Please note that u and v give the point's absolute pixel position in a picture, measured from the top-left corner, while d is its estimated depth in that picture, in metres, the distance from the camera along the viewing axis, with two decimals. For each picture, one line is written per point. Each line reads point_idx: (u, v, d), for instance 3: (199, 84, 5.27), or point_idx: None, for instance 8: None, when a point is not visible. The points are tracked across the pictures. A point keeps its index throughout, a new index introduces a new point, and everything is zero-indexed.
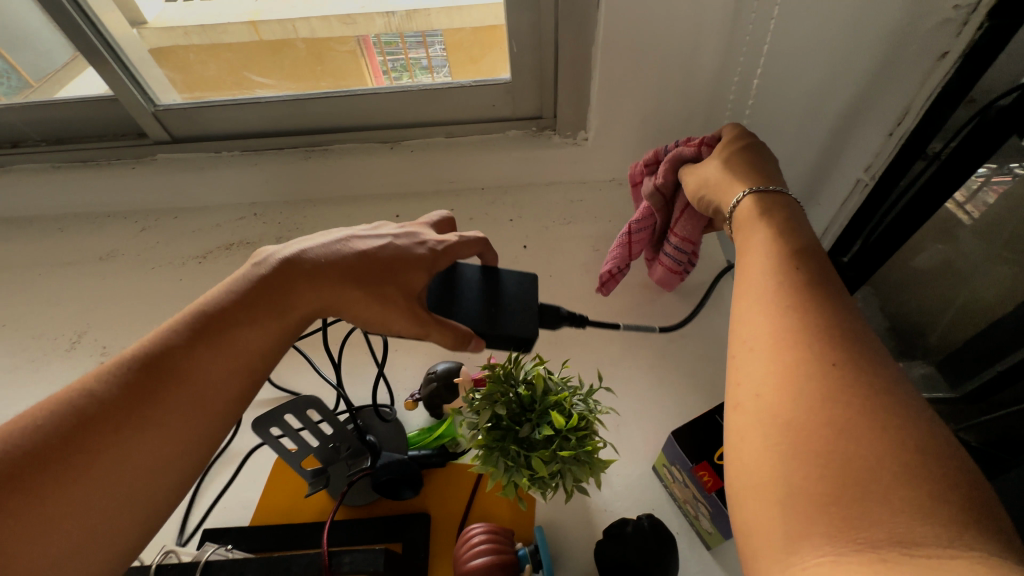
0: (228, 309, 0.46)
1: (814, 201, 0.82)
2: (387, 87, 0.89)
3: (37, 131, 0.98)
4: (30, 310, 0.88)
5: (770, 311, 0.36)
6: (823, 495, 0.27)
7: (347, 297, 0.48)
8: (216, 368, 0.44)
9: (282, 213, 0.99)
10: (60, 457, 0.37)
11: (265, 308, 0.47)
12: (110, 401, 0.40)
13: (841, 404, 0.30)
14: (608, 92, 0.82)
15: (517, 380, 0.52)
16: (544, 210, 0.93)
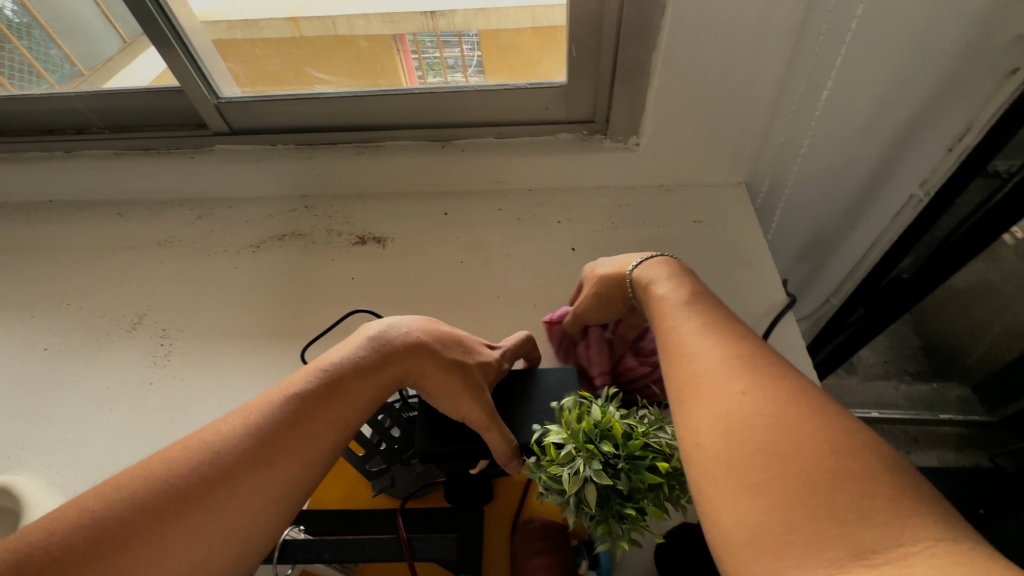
0: (347, 367, 0.52)
1: (863, 217, 0.95)
2: (421, 87, 0.91)
3: (102, 118, 1.02)
4: (94, 291, 0.91)
5: (715, 370, 0.44)
6: (783, 531, 0.33)
7: (427, 371, 0.54)
8: (327, 419, 0.49)
9: (332, 205, 1.01)
10: (190, 489, 0.42)
11: (379, 369, 0.53)
12: (238, 443, 0.45)
13: (772, 437, 0.37)
14: (665, 98, 0.82)
15: (597, 437, 0.46)
16: (592, 214, 0.94)
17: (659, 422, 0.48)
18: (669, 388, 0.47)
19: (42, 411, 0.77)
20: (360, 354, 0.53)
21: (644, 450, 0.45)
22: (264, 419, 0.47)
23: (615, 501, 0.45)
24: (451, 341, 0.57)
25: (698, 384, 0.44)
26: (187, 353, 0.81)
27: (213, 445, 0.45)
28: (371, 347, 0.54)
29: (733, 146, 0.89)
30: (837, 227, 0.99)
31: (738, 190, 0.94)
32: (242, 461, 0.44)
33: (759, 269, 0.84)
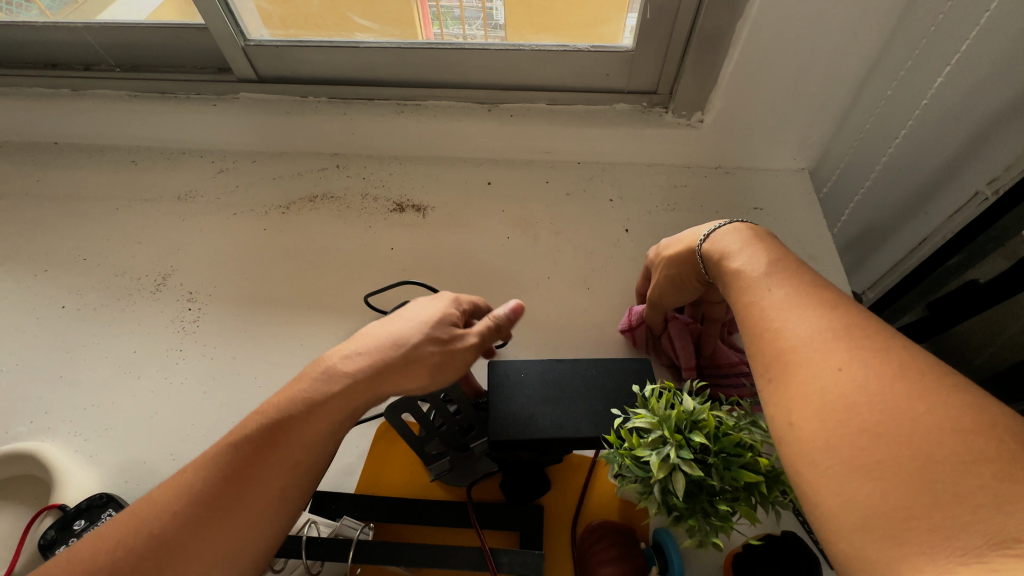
0: (273, 422, 0.45)
1: (919, 214, 0.84)
2: (432, 42, 0.84)
3: (113, 55, 0.93)
4: (111, 246, 0.85)
5: (846, 351, 0.35)
6: (899, 513, 0.29)
7: (396, 380, 0.48)
8: (247, 515, 0.42)
9: (366, 166, 0.94)
10: None
11: (328, 403, 0.46)
12: (140, 551, 0.40)
13: (898, 428, 0.31)
14: (743, 73, 0.75)
15: (688, 426, 0.42)
16: (646, 192, 0.89)
17: (749, 419, 0.44)
18: (788, 382, 0.36)
19: (64, 374, 0.73)
20: (308, 394, 0.46)
21: (741, 446, 0.41)
22: (210, 488, 0.42)
23: (703, 498, 0.41)
24: (407, 331, 0.49)
25: (790, 362, 0.37)
26: (217, 320, 0.76)
27: (161, 522, 0.41)
28: (292, 399, 0.46)
29: (803, 129, 0.83)
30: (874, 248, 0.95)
31: (801, 175, 0.90)
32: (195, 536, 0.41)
33: (821, 263, 0.80)
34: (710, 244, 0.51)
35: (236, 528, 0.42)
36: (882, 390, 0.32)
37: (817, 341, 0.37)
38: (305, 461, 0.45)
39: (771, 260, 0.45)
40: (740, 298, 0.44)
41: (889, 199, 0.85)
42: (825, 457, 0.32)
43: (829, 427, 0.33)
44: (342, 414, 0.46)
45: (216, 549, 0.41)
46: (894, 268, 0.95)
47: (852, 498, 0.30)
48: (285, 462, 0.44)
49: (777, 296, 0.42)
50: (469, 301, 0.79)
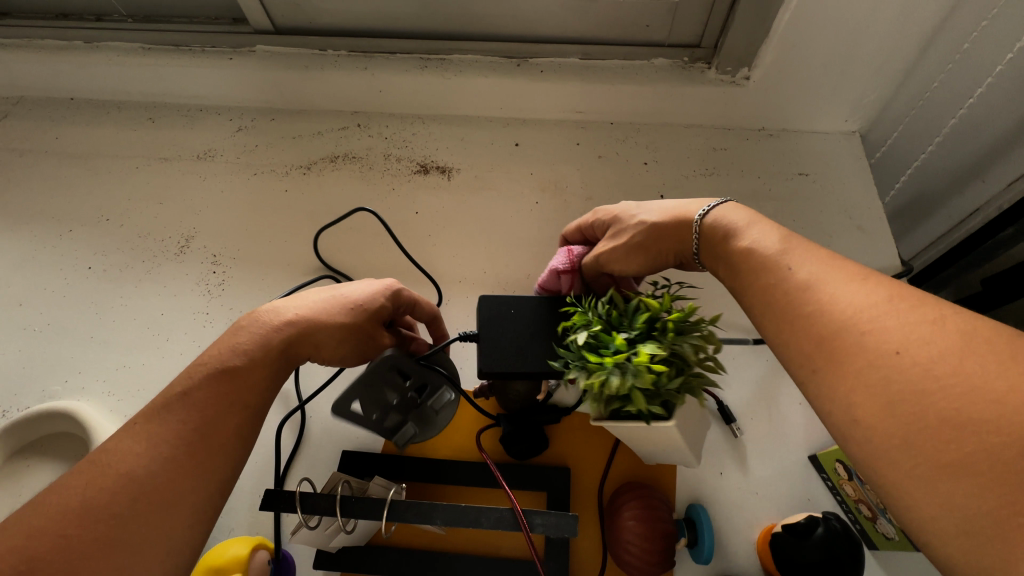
0: (191, 411, 0.41)
1: (979, 179, 0.77)
2: None
3: (125, 5, 0.89)
4: (133, 206, 0.84)
5: (901, 329, 0.30)
6: (1003, 506, 0.24)
7: (304, 338, 0.47)
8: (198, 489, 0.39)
9: (387, 125, 0.90)
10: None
11: (258, 354, 0.45)
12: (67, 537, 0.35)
13: (988, 412, 0.26)
14: (798, 25, 0.69)
15: (587, 311, 0.45)
16: (683, 155, 0.84)
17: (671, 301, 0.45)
18: (841, 368, 0.31)
19: (94, 335, 0.73)
20: (240, 342, 0.45)
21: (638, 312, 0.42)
22: (113, 493, 0.37)
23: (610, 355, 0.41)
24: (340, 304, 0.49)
25: (831, 350, 0.32)
26: (242, 283, 0.76)
27: (45, 540, 0.35)
28: (208, 373, 0.43)
29: (860, 87, 0.77)
30: (926, 219, 0.89)
31: (851, 139, 0.84)
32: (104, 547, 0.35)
33: (872, 234, 0.75)
34: (711, 221, 0.45)
35: (154, 531, 0.37)
36: (964, 366, 0.27)
37: (858, 318, 0.31)
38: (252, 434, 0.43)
39: (787, 240, 0.39)
40: (755, 282, 0.38)
41: (949, 166, 0.79)
42: (907, 456, 0.27)
43: (906, 420, 0.28)
44: (264, 375, 0.44)
45: (135, 553, 0.36)
46: (935, 242, 0.91)
47: (944, 495, 0.26)
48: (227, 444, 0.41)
49: (803, 275, 0.36)
50: (497, 268, 0.77)
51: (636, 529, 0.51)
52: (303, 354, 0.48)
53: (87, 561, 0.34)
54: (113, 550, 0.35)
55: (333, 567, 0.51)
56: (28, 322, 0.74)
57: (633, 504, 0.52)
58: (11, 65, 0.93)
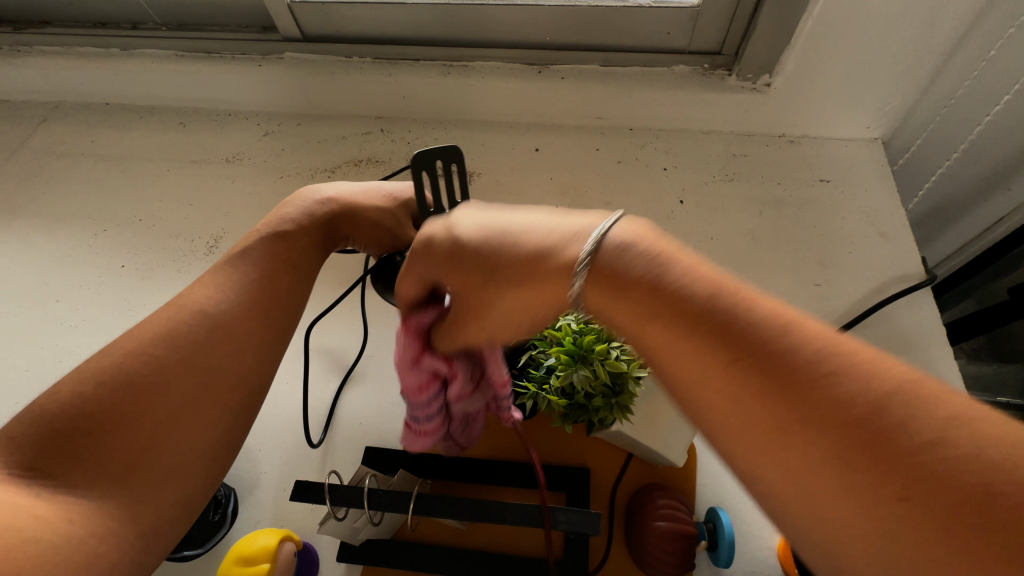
0: (237, 317, 0.46)
1: (1005, 187, 0.77)
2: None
3: (162, 14, 0.94)
4: (165, 207, 0.87)
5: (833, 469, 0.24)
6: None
7: (342, 221, 0.54)
8: (244, 351, 0.45)
9: (410, 130, 0.92)
10: (101, 413, 0.39)
11: (296, 231, 0.52)
12: (150, 365, 0.41)
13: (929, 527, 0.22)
14: (819, 32, 0.69)
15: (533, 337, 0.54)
16: (702, 161, 0.84)
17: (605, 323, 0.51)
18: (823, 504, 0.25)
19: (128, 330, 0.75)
20: (294, 211, 0.53)
21: (557, 344, 0.51)
22: (186, 317, 0.44)
23: (538, 384, 0.52)
24: (381, 194, 0.55)
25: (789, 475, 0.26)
26: None
27: (129, 365, 0.41)
28: (264, 237, 0.51)
29: (882, 94, 0.76)
30: (950, 227, 0.88)
31: (873, 145, 0.83)
32: (144, 403, 0.40)
33: (895, 240, 0.75)
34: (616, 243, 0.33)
35: (191, 386, 0.42)
36: None
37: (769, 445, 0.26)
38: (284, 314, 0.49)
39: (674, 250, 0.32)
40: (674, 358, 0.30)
41: (974, 174, 0.78)
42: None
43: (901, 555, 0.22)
44: (302, 251, 0.52)
45: (186, 402, 0.41)
46: (959, 250, 0.89)
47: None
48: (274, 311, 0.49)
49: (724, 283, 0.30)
50: None
51: (660, 532, 0.51)
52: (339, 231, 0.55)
53: (130, 418, 0.39)
54: (151, 406, 0.40)
55: (357, 559, 0.52)
56: (64, 317, 0.77)
57: (654, 508, 0.52)
58: (52, 72, 0.98)
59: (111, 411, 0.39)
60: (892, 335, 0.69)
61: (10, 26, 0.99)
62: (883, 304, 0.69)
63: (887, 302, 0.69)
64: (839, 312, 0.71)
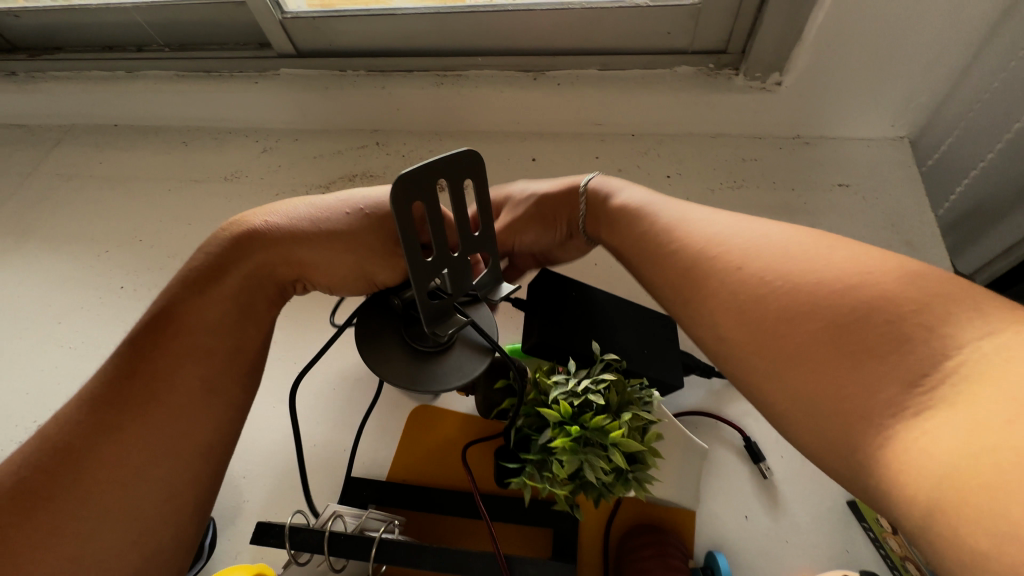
0: (181, 359, 0.39)
1: None
2: (465, 7, 0.78)
3: (163, 36, 0.95)
4: (164, 227, 0.88)
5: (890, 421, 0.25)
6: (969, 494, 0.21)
7: (294, 257, 0.44)
8: (194, 393, 0.38)
9: (405, 143, 0.90)
10: (41, 487, 0.33)
11: (218, 282, 0.42)
12: (80, 425, 0.35)
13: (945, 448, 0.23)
14: (831, 25, 0.64)
15: (520, 411, 0.50)
16: (708, 166, 0.79)
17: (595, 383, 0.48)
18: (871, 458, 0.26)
19: None
20: (221, 252, 0.43)
21: (551, 417, 0.47)
22: (108, 373, 0.38)
23: (538, 470, 0.47)
24: (350, 207, 0.45)
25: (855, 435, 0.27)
26: None
27: (63, 436, 0.35)
28: (151, 318, 0.40)
29: (906, 90, 0.70)
30: (988, 233, 0.80)
31: (898, 145, 0.76)
32: (79, 477, 0.33)
33: (922, 250, 0.68)
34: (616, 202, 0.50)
35: (134, 455, 0.35)
36: None
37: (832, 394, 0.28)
38: (239, 353, 0.41)
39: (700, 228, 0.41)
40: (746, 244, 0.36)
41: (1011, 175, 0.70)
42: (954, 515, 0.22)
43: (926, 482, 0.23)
44: (232, 302, 0.42)
45: (134, 467, 0.35)
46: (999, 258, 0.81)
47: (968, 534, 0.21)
48: (233, 345, 0.41)
49: None
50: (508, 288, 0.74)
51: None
52: (290, 271, 0.44)
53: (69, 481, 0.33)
54: (94, 480, 0.33)
55: None
56: (64, 339, 0.78)
57: (648, 553, 0.48)
58: (62, 96, 1.00)
59: (46, 486, 0.33)
60: None
61: (25, 53, 1.03)
62: None
63: None
64: None
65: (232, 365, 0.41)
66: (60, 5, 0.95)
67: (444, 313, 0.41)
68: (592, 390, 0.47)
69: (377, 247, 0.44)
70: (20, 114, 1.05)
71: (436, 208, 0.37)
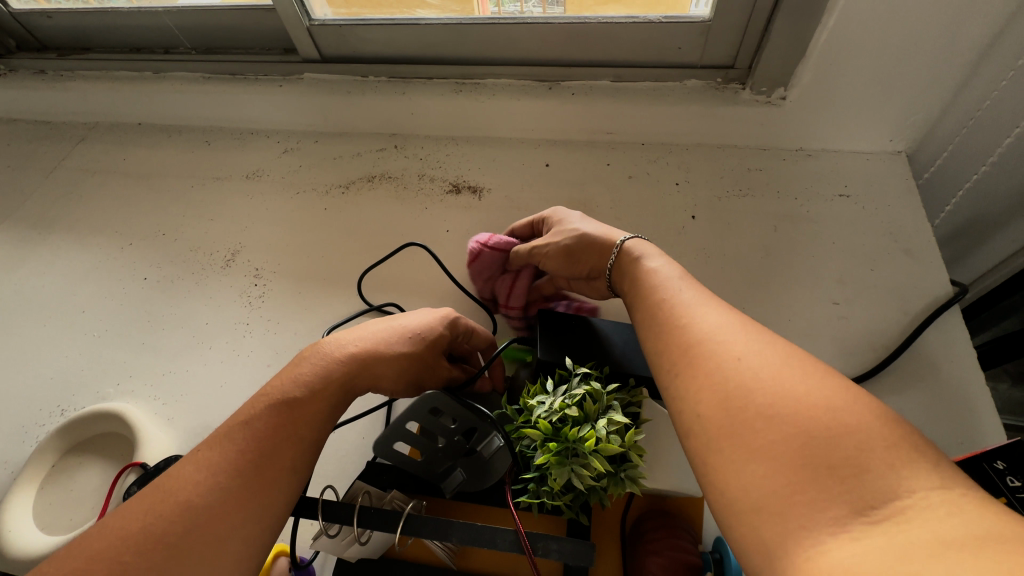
0: (273, 437, 0.44)
1: None
2: (484, 19, 0.82)
3: (191, 39, 0.99)
4: (188, 222, 0.90)
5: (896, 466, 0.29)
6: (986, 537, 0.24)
7: (374, 373, 0.50)
8: (278, 470, 0.43)
9: (422, 146, 0.94)
10: (144, 547, 0.38)
11: (321, 382, 0.47)
12: (187, 491, 0.41)
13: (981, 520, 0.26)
14: (834, 44, 0.68)
15: (513, 428, 0.52)
16: (715, 175, 0.83)
17: (572, 391, 0.49)
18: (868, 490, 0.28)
19: (146, 341, 0.78)
20: (306, 372, 0.48)
21: (533, 431, 0.49)
22: (215, 447, 0.43)
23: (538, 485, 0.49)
24: (412, 333, 0.52)
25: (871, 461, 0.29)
26: (280, 298, 0.80)
27: (172, 496, 0.40)
28: (268, 404, 0.46)
29: (903, 108, 0.74)
30: (981, 245, 0.84)
31: (896, 159, 0.80)
32: (178, 538, 0.38)
33: (920, 259, 0.71)
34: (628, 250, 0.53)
35: (223, 522, 0.40)
36: None
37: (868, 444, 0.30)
38: (316, 435, 0.46)
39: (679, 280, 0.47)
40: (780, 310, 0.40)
41: (1003, 190, 0.74)
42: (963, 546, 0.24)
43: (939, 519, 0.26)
44: (319, 402, 0.47)
45: (219, 532, 0.39)
46: (993, 270, 0.85)
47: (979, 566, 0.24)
48: (314, 430, 0.46)
49: None
50: None
51: (662, 563, 0.49)
52: (365, 385, 0.50)
53: (183, 534, 0.39)
54: (190, 543, 0.38)
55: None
56: (87, 328, 0.80)
57: (666, 536, 0.51)
58: (89, 93, 1.03)
59: (149, 548, 0.38)
60: (919, 360, 0.65)
61: (54, 52, 1.06)
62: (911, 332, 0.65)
63: (916, 328, 0.66)
64: (860, 333, 0.68)
65: (311, 449, 0.46)
66: (92, 6, 0.99)
67: (451, 483, 0.53)
68: (568, 404, 0.48)
69: (432, 363, 0.53)
70: (47, 111, 1.08)
71: (408, 433, 0.51)
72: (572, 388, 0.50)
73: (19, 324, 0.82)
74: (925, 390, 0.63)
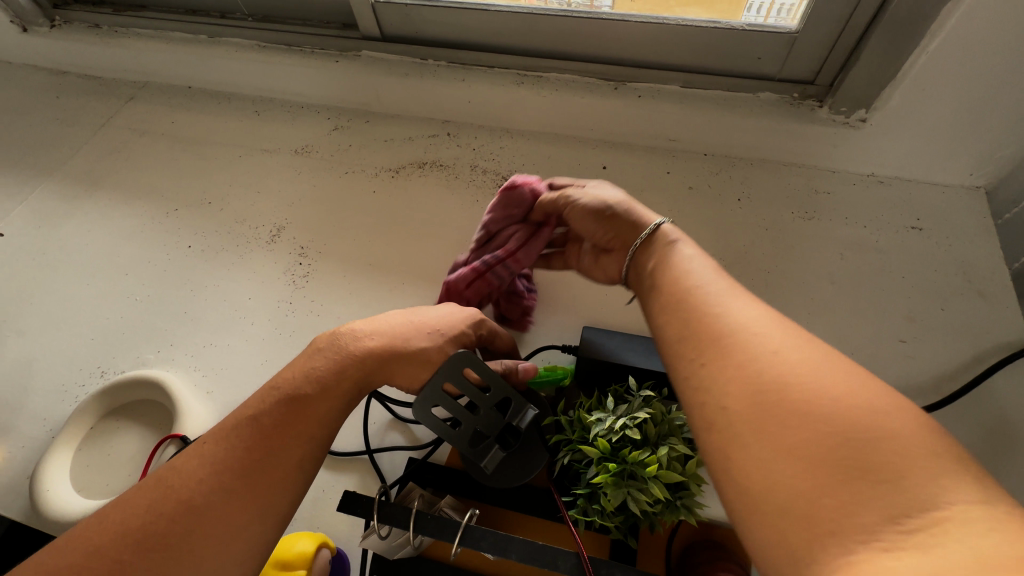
0: (281, 434, 0.43)
1: None
2: (556, 11, 0.79)
3: (250, 6, 0.97)
4: (235, 192, 0.89)
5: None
6: None
7: (392, 368, 0.47)
8: (284, 468, 0.42)
9: (476, 136, 0.91)
10: (148, 537, 0.38)
11: (335, 381, 0.46)
12: (194, 483, 0.40)
13: None
14: (931, 70, 0.64)
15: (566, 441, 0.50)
16: (779, 194, 0.80)
17: (633, 412, 0.47)
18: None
19: (185, 311, 0.77)
20: (320, 367, 0.46)
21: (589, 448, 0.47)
22: (223, 438, 0.42)
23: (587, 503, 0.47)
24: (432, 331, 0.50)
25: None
26: (324, 279, 0.78)
27: (181, 488, 0.40)
28: (279, 403, 0.44)
29: (994, 143, 0.70)
30: None
31: (974, 195, 0.76)
32: (184, 532, 0.38)
33: (994, 302, 0.68)
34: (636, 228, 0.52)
35: (230, 518, 0.39)
36: None
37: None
38: (324, 434, 0.45)
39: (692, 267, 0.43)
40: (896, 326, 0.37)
41: None
42: None
43: None
44: (331, 400, 0.45)
45: (224, 530, 0.39)
46: None
47: None
48: (321, 427, 0.45)
49: None
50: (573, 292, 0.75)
51: None
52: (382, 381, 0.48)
53: (188, 537, 0.38)
54: (195, 538, 0.38)
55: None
56: (129, 291, 0.80)
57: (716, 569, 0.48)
58: (143, 52, 1.02)
59: (154, 539, 0.38)
60: (986, 408, 0.62)
61: (110, 7, 1.05)
62: (978, 377, 0.63)
63: (985, 374, 0.63)
64: (926, 373, 0.65)
65: (319, 448, 0.45)
66: None
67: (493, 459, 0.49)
68: (629, 426, 0.46)
69: None
70: (98, 66, 1.07)
71: (443, 398, 0.48)
72: (633, 408, 0.48)
73: (62, 281, 0.82)
74: (991, 440, 0.60)
